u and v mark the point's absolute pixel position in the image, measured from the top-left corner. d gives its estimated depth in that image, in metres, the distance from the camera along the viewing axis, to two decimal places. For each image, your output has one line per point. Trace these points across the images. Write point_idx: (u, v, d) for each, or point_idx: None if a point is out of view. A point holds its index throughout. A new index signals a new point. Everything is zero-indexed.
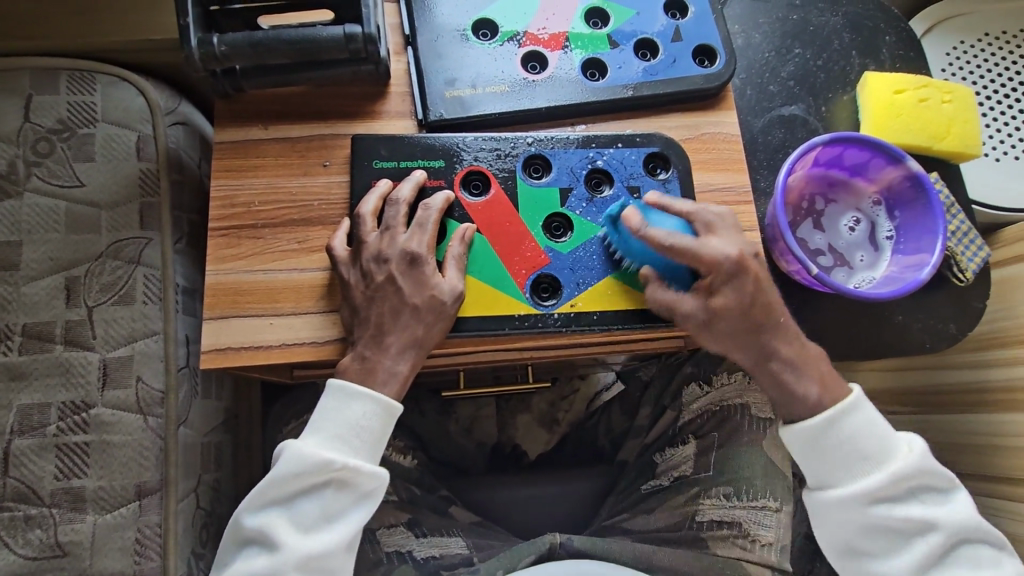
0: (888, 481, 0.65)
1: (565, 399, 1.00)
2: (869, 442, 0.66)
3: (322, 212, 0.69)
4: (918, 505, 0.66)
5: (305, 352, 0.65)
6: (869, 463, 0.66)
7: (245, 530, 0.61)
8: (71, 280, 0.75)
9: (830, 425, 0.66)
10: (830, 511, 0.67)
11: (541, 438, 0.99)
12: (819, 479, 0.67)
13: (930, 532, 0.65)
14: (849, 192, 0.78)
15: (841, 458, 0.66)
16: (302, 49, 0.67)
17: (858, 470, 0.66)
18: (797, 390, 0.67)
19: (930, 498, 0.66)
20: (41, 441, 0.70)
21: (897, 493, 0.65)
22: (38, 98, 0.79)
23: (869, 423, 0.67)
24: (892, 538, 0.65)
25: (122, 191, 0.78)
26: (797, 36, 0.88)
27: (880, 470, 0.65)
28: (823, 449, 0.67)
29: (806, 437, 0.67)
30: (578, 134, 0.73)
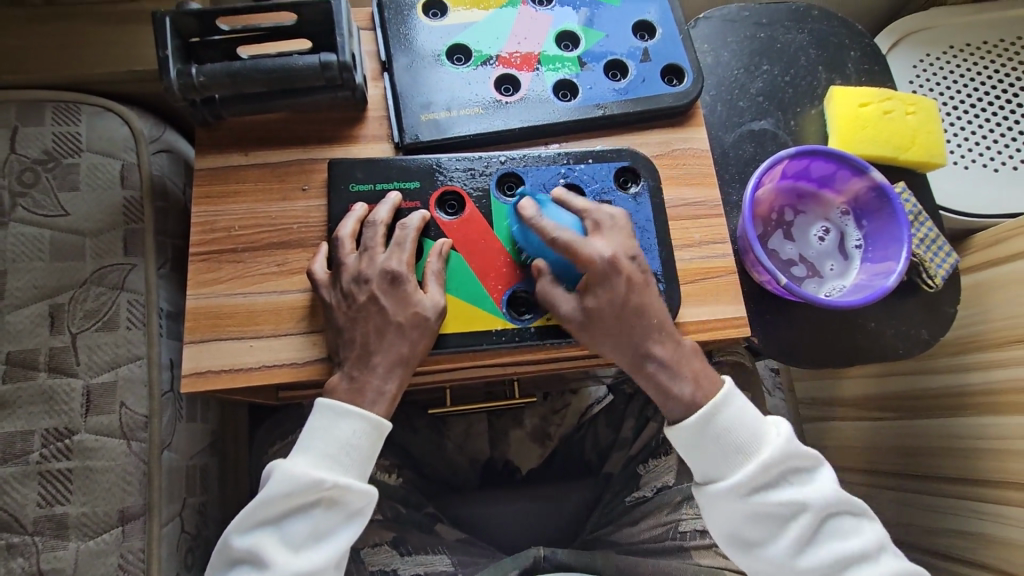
0: (758, 470, 0.64)
1: (556, 412, 1.00)
2: (744, 431, 0.65)
3: (301, 234, 0.70)
4: (791, 488, 0.65)
5: (285, 373, 0.66)
6: (743, 454, 0.65)
7: (234, 551, 0.61)
8: (55, 307, 0.76)
9: (708, 418, 0.65)
10: (717, 504, 0.65)
11: (534, 453, 0.98)
12: (705, 473, 0.66)
13: (804, 513, 0.64)
14: (818, 203, 0.80)
15: (721, 450, 0.65)
16: (279, 77, 0.69)
17: (734, 462, 0.65)
18: (672, 387, 0.65)
19: (801, 478, 0.66)
20: (24, 468, 0.70)
21: (768, 479, 0.64)
22: (23, 130, 0.80)
23: (739, 410, 0.66)
24: (772, 525, 0.64)
25: (107, 218, 0.80)
26: (765, 53, 0.91)
27: (755, 462, 0.64)
28: (703, 444, 0.65)
29: (686, 435, 0.66)
30: (551, 152, 0.75)
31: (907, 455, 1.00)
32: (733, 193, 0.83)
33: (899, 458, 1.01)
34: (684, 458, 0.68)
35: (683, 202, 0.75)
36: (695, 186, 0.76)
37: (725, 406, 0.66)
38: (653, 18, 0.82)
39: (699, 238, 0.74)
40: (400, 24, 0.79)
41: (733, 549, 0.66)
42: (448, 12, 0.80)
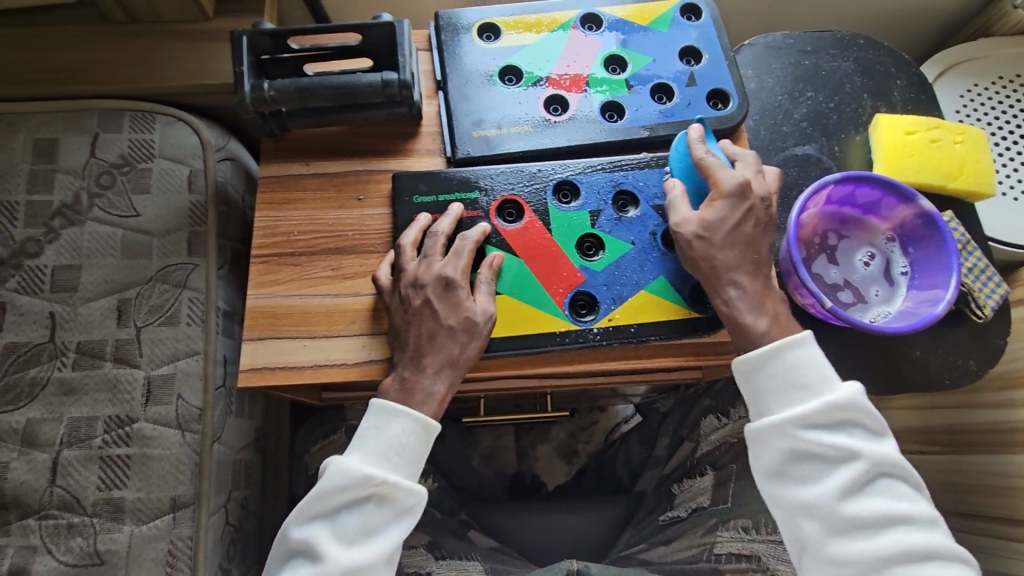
0: (819, 409, 0.63)
1: (585, 430, 1.03)
2: (812, 372, 0.65)
3: (355, 241, 0.74)
4: (849, 437, 0.63)
5: (336, 373, 0.69)
6: (805, 394, 0.64)
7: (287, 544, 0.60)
8: (123, 301, 0.80)
9: (774, 355, 0.65)
10: (766, 437, 0.65)
11: (561, 470, 1.01)
12: (760, 408, 0.66)
13: (851, 463, 0.63)
14: (863, 229, 0.80)
15: (783, 386, 0.65)
16: (342, 93, 0.73)
17: (796, 397, 0.65)
18: (749, 322, 0.66)
19: (862, 433, 0.64)
20: (87, 452, 0.74)
21: (829, 421, 0.63)
22: (103, 136, 0.86)
23: (811, 356, 0.65)
24: (817, 469, 0.63)
25: (174, 220, 0.85)
26: (810, 80, 0.92)
27: (815, 400, 0.64)
28: (762, 380, 0.66)
29: (749, 363, 0.66)
30: (604, 160, 0.77)
31: (949, 491, 0.97)
32: (775, 216, 0.83)
33: (943, 494, 0.98)
34: (743, 392, 0.68)
35: None
36: None
37: (795, 347, 0.65)
38: (700, 44, 0.84)
39: None
40: (455, 46, 0.83)
41: (770, 490, 0.65)
42: (501, 35, 0.83)
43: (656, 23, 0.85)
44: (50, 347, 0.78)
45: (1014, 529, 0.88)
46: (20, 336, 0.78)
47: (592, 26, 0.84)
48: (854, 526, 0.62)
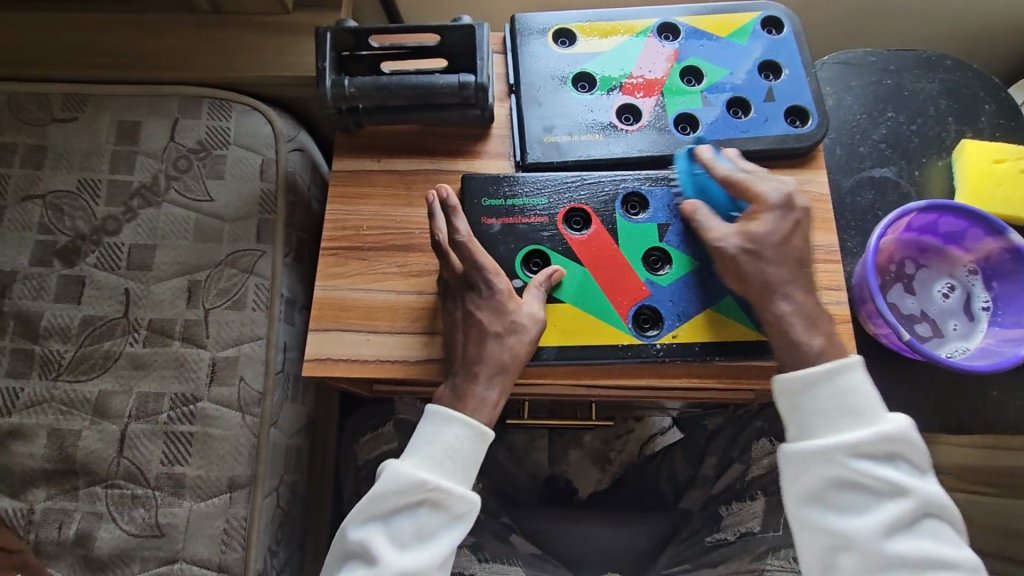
0: (874, 439, 0.59)
1: (619, 438, 1.00)
2: (863, 399, 0.61)
3: (422, 240, 0.75)
4: (896, 470, 0.59)
5: (397, 369, 0.70)
6: (854, 421, 0.60)
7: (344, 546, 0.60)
8: (193, 283, 0.83)
9: (826, 378, 0.61)
10: (808, 469, 0.60)
11: (592, 477, 0.99)
12: (797, 433, 0.62)
13: (908, 497, 0.59)
14: (943, 259, 0.77)
15: (831, 413, 0.61)
16: (419, 92, 0.74)
17: (843, 424, 0.60)
18: (801, 339, 0.63)
19: (909, 467, 0.60)
20: (152, 427, 0.77)
21: (880, 452, 0.59)
22: (181, 122, 0.89)
23: (860, 383, 0.62)
24: (864, 501, 0.59)
25: (245, 207, 0.87)
26: (890, 100, 0.89)
27: (868, 428, 0.60)
28: (805, 404, 0.62)
29: (795, 383, 0.62)
30: (676, 174, 0.76)
31: None
32: (849, 240, 0.81)
33: None
34: (783, 418, 0.64)
35: None
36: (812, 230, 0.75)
37: (846, 371, 0.62)
38: (781, 58, 0.82)
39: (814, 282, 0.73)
40: (530, 49, 0.82)
41: (799, 519, 0.61)
42: (577, 41, 0.83)
43: (735, 35, 0.83)
44: (124, 322, 0.81)
45: None
46: (96, 310, 0.81)
47: (669, 36, 0.83)
48: (883, 558, 0.58)
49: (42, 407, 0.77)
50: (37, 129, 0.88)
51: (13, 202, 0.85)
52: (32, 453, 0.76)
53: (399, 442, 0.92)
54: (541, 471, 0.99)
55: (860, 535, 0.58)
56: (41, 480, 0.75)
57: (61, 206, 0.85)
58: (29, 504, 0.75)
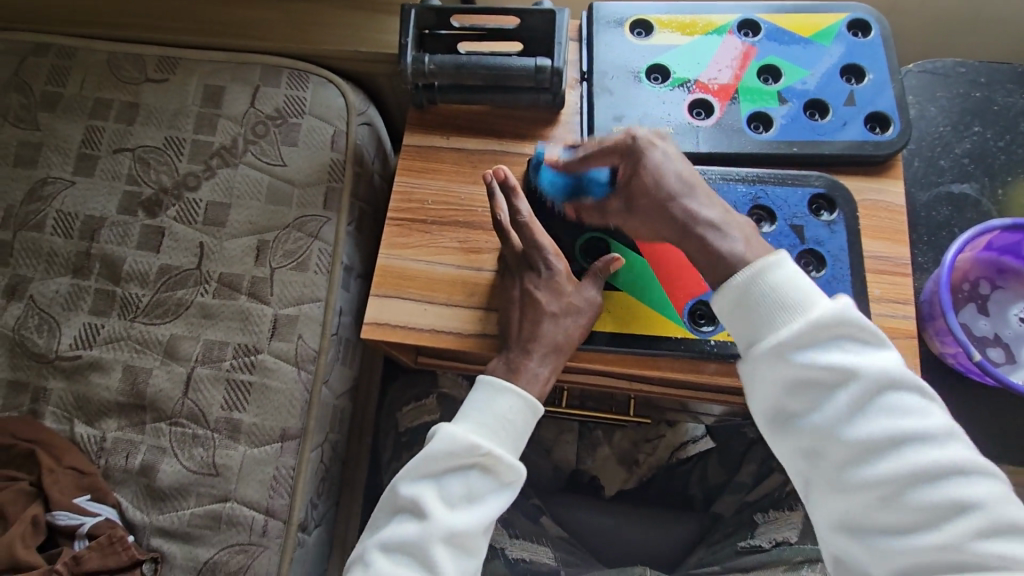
0: (805, 328, 0.54)
1: (648, 441, 0.98)
2: (795, 296, 0.56)
3: (484, 218, 0.76)
4: (840, 354, 0.54)
5: (451, 340, 0.71)
6: (785, 316, 0.56)
7: (394, 501, 0.62)
8: (262, 242, 0.87)
9: (743, 291, 0.57)
10: (764, 368, 0.56)
11: (619, 475, 0.98)
12: (747, 339, 0.58)
13: (850, 383, 0.53)
14: (1022, 282, 0.73)
15: (768, 319, 0.56)
16: (495, 74, 0.76)
17: (776, 323, 0.56)
18: None
19: (854, 349, 0.54)
20: (216, 372, 0.81)
21: (817, 339, 0.54)
22: (263, 89, 0.93)
23: (791, 278, 0.56)
24: (817, 394, 0.54)
25: (315, 174, 0.91)
26: (979, 114, 0.85)
27: (799, 320, 0.55)
28: (746, 314, 0.57)
29: (726, 297, 0.58)
30: (746, 172, 0.75)
31: None
32: (919, 256, 0.78)
33: None
34: (729, 328, 0.60)
35: (867, 254, 0.72)
36: (884, 241, 0.73)
37: (772, 270, 0.57)
38: (865, 62, 0.79)
39: (882, 295, 0.71)
40: (606, 38, 0.83)
41: (774, 426, 0.57)
42: (653, 32, 0.83)
43: (819, 36, 0.81)
44: (197, 273, 0.86)
45: None
46: (173, 260, 0.87)
47: (749, 33, 0.82)
48: (867, 454, 0.52)
49: (119, 344, 0.83)
50: (131, 87, 0.94)
51: (105, 153, 0.91)
52: (107, 386, 0.82)
53: (441, 414, 0.94)
54: (575, 462, 0.98)
55: (816, 428, 0.54)
56: (113, 411, 0.81)
57: (148, 160, 0.91)
58: (102, 433, 0.80)
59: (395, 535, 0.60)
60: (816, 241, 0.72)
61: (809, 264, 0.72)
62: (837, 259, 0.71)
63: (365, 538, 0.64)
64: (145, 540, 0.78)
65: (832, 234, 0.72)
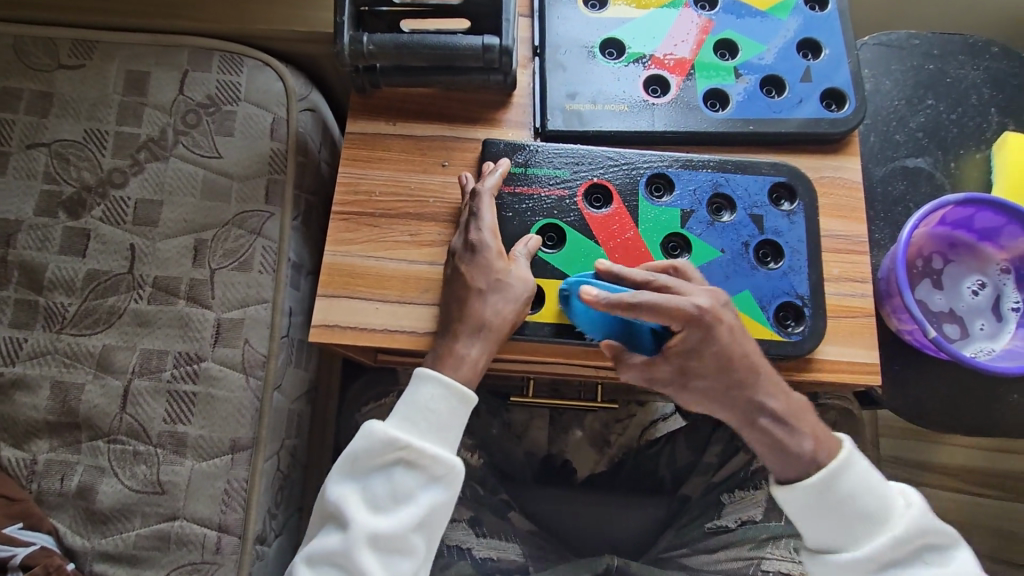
0: (888, 544, 0.62)
1: (619, 421, 0.97)
2: (870, 499, 0.63)
3: (436, 208, 0.72)
4: (926, 568, 0.62)
5: (404, 340, 0.68)
6: (870, 523, 0.63)
7: (327, 504, 0.64)
8: (199, 242, 0.81)
9: (829, 487, 0.63)
10: (837, 574, 0.63)
11: (590, 459, 0.95)
12: (823, 543, 0.64)
13: None
14: (974, 256, 0.74)
15: (863, 519, 0.62)
16: (441, 54, 0.71)
17: (860, 532, 0.63)
18: None
19: (936, 558, 0.63)
20: (156, 384, 0.76)
21: (900, 555, 0.62)
22: (192, 74, 0.86)
23: (865, 478, 0.63)
24: None
25: (254, 166, 0.85)
26: (931, 87, 0.85)
27: (884, 534, 0.62)
28: (816, 514, 0.63)
29: (799, 496, 0.64)
30: (710, 159, 0.73)
31: None
32: (876, 232, 0.78)
33: None
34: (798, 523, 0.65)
35: (826, 233, 0.72)
36: (842, 219, 0.72)
37: (846, 470, 0.63)
38: (821, 37, 0.78)
39: (840, 275, 0.70)
40: (559, 12, 0.78)
41: None
42: (608, 5, 0.79)
43: (775, 9, 0.79)
44: (128, 278, 0.80)
45: None
46: (101, 264, 0.80)
47: (705, 5, 0.79)
48: None
49: (46, 358, 0.77)
50: (42, 75, 0.85)
51: (18, 148, 0.83)
52: (35, 405, 0.75)
53: None
54: (547, 447, 0.95)
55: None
56: (44, 431, 0.75)
57: (66, 155, 0.83)
58: (32, 455, 0.75)
59: (327, 538, 0.62)
60: (775, 231, 0.71)
61: (766, 255, 0.71)
62: (796, 250, 0.70)
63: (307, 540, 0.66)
64: (87, 567, 0.73)
65: (791, 225, 0.71)
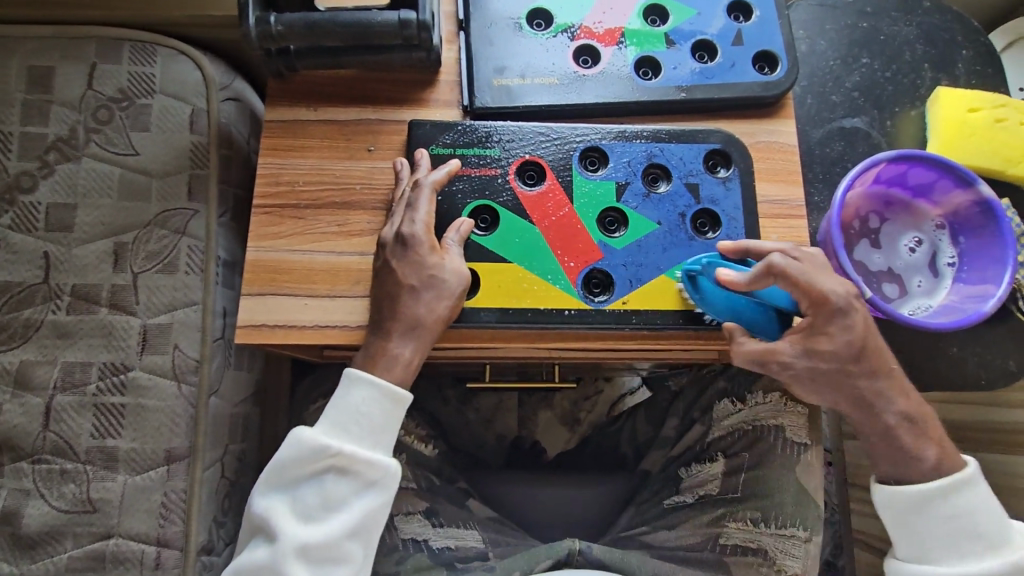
0: (920, 548, 0.64)
1: (588, 398, 0.96)
2: (963, 518, 0.63)
3: (363, 196, 0.69)
4: (941, 571, 0.63)
5: (336, 335, 0.65)
6: (963, 540, 0.63)
7: (256, 517, 0.62)
8: (119, 246, 0.77)
9: (935, 498, 0.63)
10: None
11: (561, 437, 0.95)
12: (912, 552, 0.65)
13: None
14: (910, 213, 0.75)
15: (950, 532, 0.63)
16: (356, 32, 0.67)
17: (911, 539, 0.65)
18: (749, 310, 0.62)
19: (970, 562, 0.63)
20: (81, 399, 0.72)
21: (931, 559, 0.64)
22: (101, 66, 0.80)
23: (970, 498, 0.63)
24: None
25: (174, 161, 0.80)
26: (866, 45, 0.84)
27: (919, 544, 0.64)
28: (916, 523, 0.64)
29: (904, 501, 0.64)
30: (644, 129, 0.72)
31: None
32: (815, 194, 0.78)
33: None
34: (891, 528, 0.67)
35: (763, 199, 0.71)
36: (778, 183, 0.71)
37: (951, 491, 0.63)
38: None
39: (778, 240, 0.70)
40: None
41: None
42: None
43: None
44: (44, 288, 0.75)
45: None
46: (13, 276, 0.75)
47: None
48: None
49: None
50: None
51: None
52: None
53: None
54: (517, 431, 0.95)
55: None
56: None
57: None
58: None
59: (255, 553, 0.60)
60: (711, 200, 0.70)
61: (703, 225, 0.70)
62: (732, 219, 0.70)
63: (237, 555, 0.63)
64: None
65: (727, 192, 0.70)
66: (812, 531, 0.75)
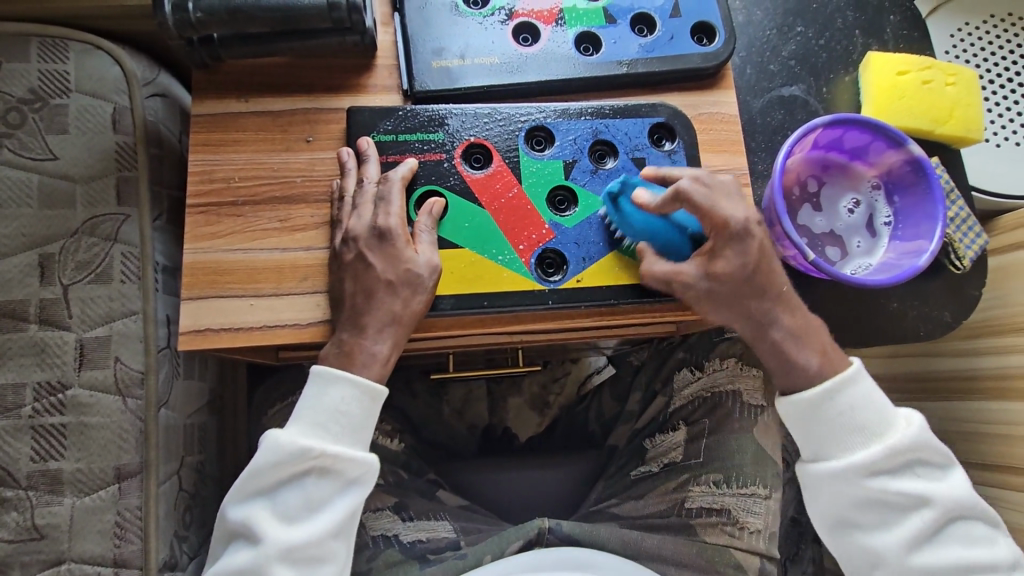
0: (884, 454, 0.64)
1: (557, 381, 0.99)
2: (865, 412, 0.65)
3: (305, 188, 0.67)
4: (916, 479, 0.65)
5: (286, 334, 0.63)
6: (868, 436, 0.65)
7: (232, 523, 0.60)
8: (45, 257, 0.72)
9: (828, 395, 0.65)
10: (825, 483, 0.65)
11: (532, 421, 0.97)
12: (817, 452, 0.66)
13: (924, 506, 0.64)
14: (848, 176, 0.77)
15: (842, 427, 0.65)
16: (282, 16, 0.64)
17: (854, 442, 0.65)
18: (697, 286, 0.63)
19: (926, 473, 0.66)
20: (16, 422, 0.68)
21: (894, 466, 0.65)
22: (6, 66, 0.74)
23: (863, 395, 0.66)
24: (884, 512, 0.64)
25: (97, 164, 0.75)
26: (800, 13, 0.86)
27: (878, 445, 0.65)
28: (818, 421, 0.66)
29: (799, 406, 0.66)
30: (587, 105, 0.71)
31: None
32: (758, 162, 0.79)
33: None
34: (794, 433, 0.68)
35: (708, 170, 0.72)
36: (721, 154, 0.72)
37: (846, 387, 0.66)
38: None
39: None
40: None
41: (837, 532, 0.66)
42: None
43: None
44: None
45: (963, 470, 0.90)
46: None
47: None
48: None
49: None
50: None
51: None
52: None
53: None
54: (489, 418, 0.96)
55: (847, 522, 0.66)
56: None
57: None
58: None
59: (232, 563, 0.58)
60: None
61: None
62: None
63: (210, 564, 0.62)
64: None
65: (673, 165, 0.71)
66: (771, 488, 0.76)
